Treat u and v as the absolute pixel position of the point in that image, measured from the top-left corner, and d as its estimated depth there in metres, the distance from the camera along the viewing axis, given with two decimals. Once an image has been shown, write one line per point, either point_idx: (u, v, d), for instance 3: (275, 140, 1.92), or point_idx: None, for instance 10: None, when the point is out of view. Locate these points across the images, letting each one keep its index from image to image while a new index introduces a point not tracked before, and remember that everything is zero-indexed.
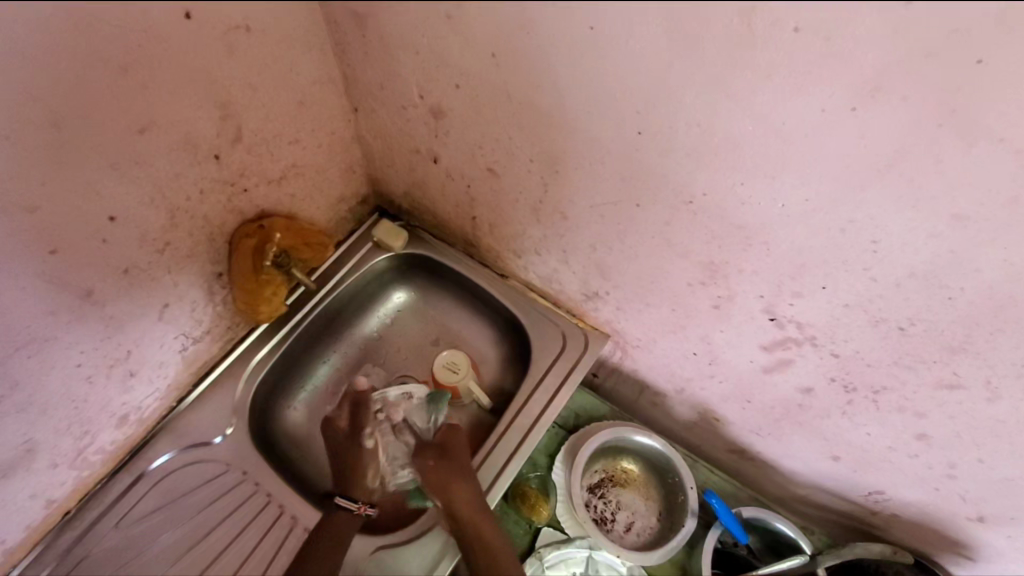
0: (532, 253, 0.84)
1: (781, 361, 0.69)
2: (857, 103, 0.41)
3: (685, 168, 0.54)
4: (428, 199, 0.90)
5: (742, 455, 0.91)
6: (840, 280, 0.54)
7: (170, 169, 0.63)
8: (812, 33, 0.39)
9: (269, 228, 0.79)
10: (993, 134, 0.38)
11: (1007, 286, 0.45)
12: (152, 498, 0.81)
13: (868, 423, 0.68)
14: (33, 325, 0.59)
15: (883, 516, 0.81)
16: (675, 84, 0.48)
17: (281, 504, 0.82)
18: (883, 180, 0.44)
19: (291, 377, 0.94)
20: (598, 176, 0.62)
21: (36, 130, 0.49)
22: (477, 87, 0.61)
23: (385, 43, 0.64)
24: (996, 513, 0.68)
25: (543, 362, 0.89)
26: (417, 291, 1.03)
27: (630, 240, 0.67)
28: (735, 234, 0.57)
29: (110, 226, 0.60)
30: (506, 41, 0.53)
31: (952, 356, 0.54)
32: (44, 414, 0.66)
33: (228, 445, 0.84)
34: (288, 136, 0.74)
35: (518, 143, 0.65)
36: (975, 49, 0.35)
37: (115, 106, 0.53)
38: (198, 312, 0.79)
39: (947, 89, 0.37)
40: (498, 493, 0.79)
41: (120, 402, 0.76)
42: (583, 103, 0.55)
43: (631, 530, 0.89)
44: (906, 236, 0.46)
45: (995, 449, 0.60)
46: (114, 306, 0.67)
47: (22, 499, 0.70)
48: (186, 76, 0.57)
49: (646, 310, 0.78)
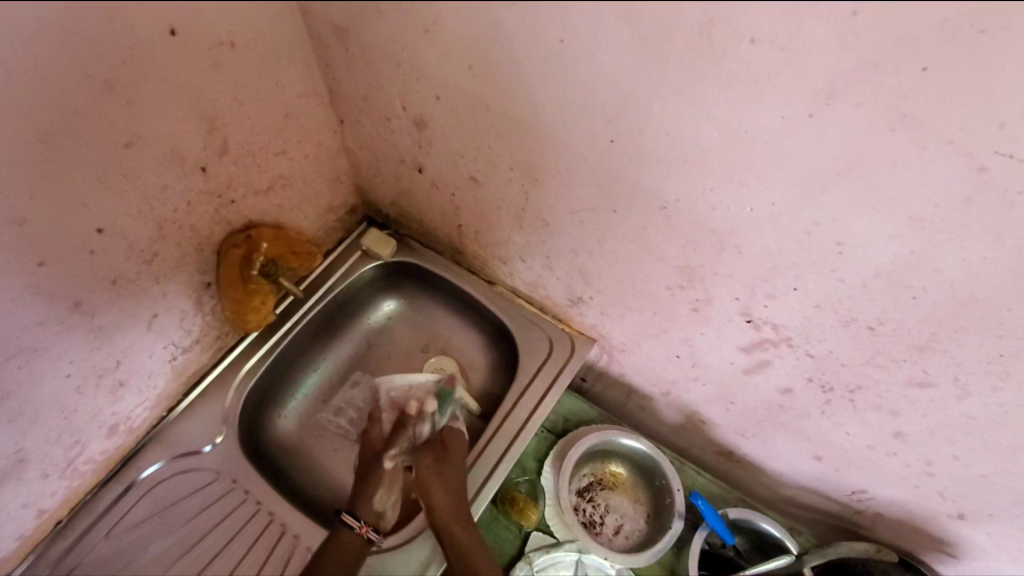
0: (518, 259, 0.85)
1: (759, 362, 0.70)
2: (813, 110, 0.43)
3: (657, 175, 0.56)
4: (415, 208, 0.91)
5: (729, 456, 0.92)
6: (810, 282, 0.55)
7: (157, 181, 0.64)
8: (767, 44, 0.41)
9: (256, 238, 0.81)
10: (942, 138, 0.40)
11: (966, 285, 0.46)
12: (142, 507, 0.81)
13: (847, 422, 0.69)
14: (23, 336, 0.60)
15: (867, 515, 0.82)
16: (643, 93, 0.49)
17: (270, 511, 0.82)
18: (844, 183, 0.46)
19: (282, 385, 0.95)
20: (576, 183, 0.64)
21: (24, 145, 0.50)
22: (456, 98, 0.63)
23: (366, 57, 0.65)
24: (975, 509, 0.68)
25: (530, 367, 0.90)
26: (407, 299, 1.04)
27: (610, 245, 0.69)
28: (708, 238, 0.58)
29: (98, 238, 0.62)
30: (481, 53, 0.55)
31: (920, 354, 0.55)
32: (34, 424, 0.66)
33: (218, 453, 0.84)
34: (274, 147, 0.75)
35: (497, 151, 0.67)
36: (920, 58, 0.37)
37: (101, 121, 0.54)
38: (187, 321, 0.80)
39: (897, 95, 0.39)
40: (484, 499, 0.80)
41: (110, 412, 0.76)
42: (559, 113, 0.56)
43: (620, 533, 0.90)
44: (869, 237, 0.48)
45: (968, 446, 0.61)
46: (103, 316, 0.68)
47: (14, 508, 0.70)
48: (172, 91, 0.58)
49: (628, 314, 0.79)
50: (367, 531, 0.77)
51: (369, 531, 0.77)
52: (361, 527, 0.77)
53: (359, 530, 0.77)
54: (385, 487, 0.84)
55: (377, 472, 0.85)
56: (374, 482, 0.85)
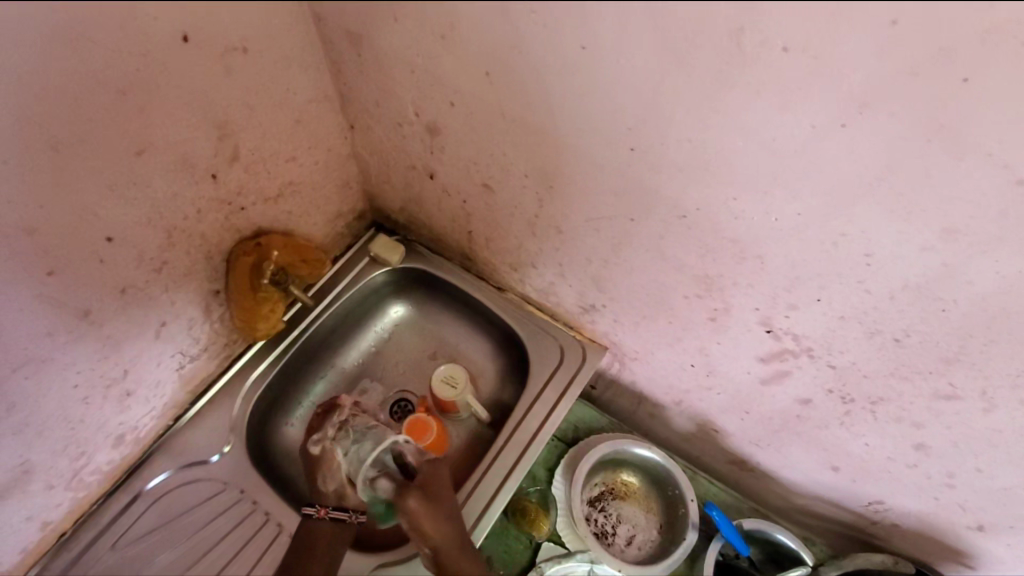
0: (529, 266, 0.84)
1: (777, 372, 0.69)
2: (846, 119, 0.42)
3: (678, 184, 0.55)
4: (424, 214, 0.90)
5: (742, 466, 0.91)
6: (834, 293, 0.54)
7: (167, 189, 0.63)
8: (801, 52, 0.40)
9: (266, 245, 0.80)
10: (981, 149, 0.39)
11: (999, 297, 0.45)
12: (149, 517, 0.80)
13: (867, 433, 0.68)
14: (30, 347, 0.58)
15: (884, 526, 0.81)
16: (668, 101, 0.48)
17: (279, 522, 0.81)
18: (875, 194, 0.45)
19: (289, 393, 0.94)
20: (593, 191, 0.63)
21: (34, 154, 0.49)
22: (472, 105, 0.62)
23: (380, 63, 0.64)
24: (996, 521, 0.67)
25: (541, 375, 0.89)
26: (415, 305, 1.03)
27: (626, 253, 0.68)
28: (729, 247, 0.58)
29: (108, 247, 0.61)
30: (500, 59, 0.54)
31: (947, 366, 0.54)
32: (40, 436, 0.65)
33: (226, 463, 0.83)
34: (284, 154, 0.74)
35: (513, 159, 0.66)
36: (961, 68, 0.36)
37: (113, 128, 0.53)
38: (195, 329, 0.79)
39: (935, 105, 0.38)
40: (496, 511, 0.79)
41: (117, 422, 0.75)
42: (578, 121, 0.55)
43: (632, 543, 0.89)
44: (898, 249, 0.47)
45: (992, 459, 0.60)
46: (111, 326, 0.66)
47: (18, 522, 0.69)
48: (184, 97, 0.57)
49: (643, 323, 0.78)
50: (328, 514, 0.79)
51: (329, 513, 0.79)
52: (319, 511, 0.79)
53: (317, 514, 0.79)
54: (324, 470, 0.84)
55: (317, 459, 0.85)
56: (319, 467, 0.85)
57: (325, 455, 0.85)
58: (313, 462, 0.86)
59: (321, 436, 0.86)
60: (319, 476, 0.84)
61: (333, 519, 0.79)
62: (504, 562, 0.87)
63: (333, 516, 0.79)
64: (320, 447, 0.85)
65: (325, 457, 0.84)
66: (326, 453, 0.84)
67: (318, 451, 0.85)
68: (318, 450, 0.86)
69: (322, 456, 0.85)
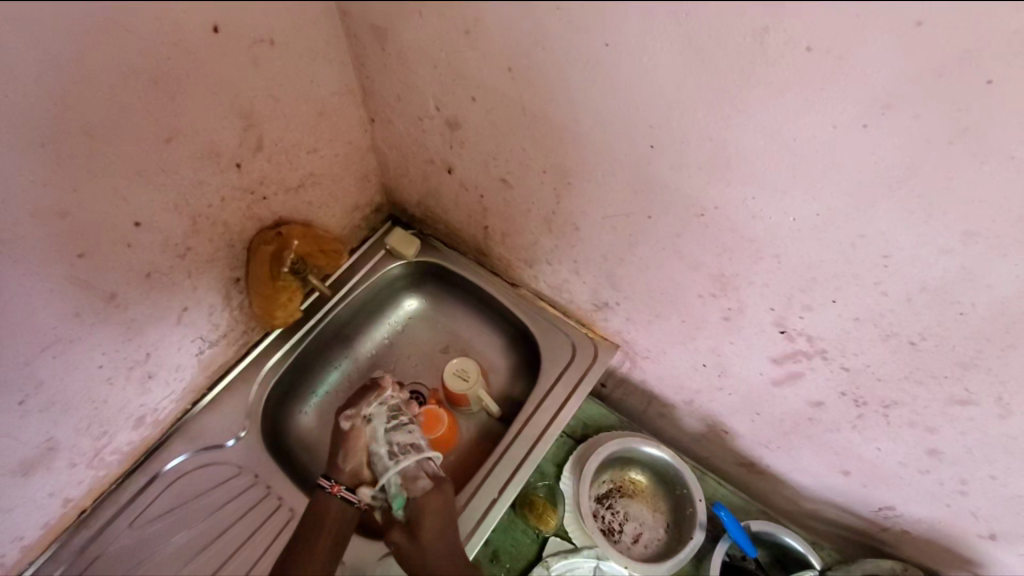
0: (544, 262, 0.85)
1: (790, 374, 0.69)
2: (868, 120, 0.42)
3: (696, 182, 0.55)
4: (441, 209, 0.91)
5: (751, 468, 0.91)
6: (849, 295, 0.54)
7: (193, 177, 0.64)
8: (824, 52, 0.40)
9: (286, 235, 0.81)
10: (1003, 152, 0.39)
11: (1018, 302, 0.45)
12: (165, 499, 0.82)
13: (880, 438, 0.68)
14: (57, 327, 0.60)
15: (893, 532, 0.80)
16: (688, 100, 0.49)
17: (291, 507, 0.82)
18: (893, 195, 0.45)
19: (304, 381, 0.95)
20: (610, 188, 0.63)
21: (69, 139, 0.51)
22: (494, 100, 0.63)
23: (403, 58, 0.65)
24: (1008, 531, 0.66)
25: (553, 370, 0.90)
26: (428, 299, 1.04)
27: (641, 251, 0.68)
28: (745, 246, 0.58)
29: (135, 231, 0.62)
30: (522, 56, 0.55)
31: (964, 371, 0.54)
32: (65, 413, 0.67)
33: (241, 448, 0.85)
34: (307, 146, 0.76)
35: (532, 154, 0.66)
36: (986, 71, 0.36)
37: (145, 115, 0.55)
38: (215, 316, 0.81)
39: (956, 107, 0.38)
40: (506, 502, 0.79)
41: (137, 404, 0.77)
42: (599, 120, 0.56)
43: (639, 542, 0.90)
44: (917, 251, 0.47)
45: (1007, 466, 0.59)
46: (136, 309, 0.68)
47: (41, 497, 0.71)
48: (212, 86, 0.59)
49: (656, 322, 0.78)
50: (339, 493, 0.77)
51: (340, 492, 0.77)
52: (331, 487, 0.78)
53: (328, 490, 0.77)
54: (351, 448, 0.81)
55: (344, 435, 0.83)
56: (343, 443, 0.83)
57: (352, 433, 0.82)
58: (340, 435, 0.83)
59: (354, 413, 0.84)
60: (341, 453, 0.82)
61: (342, 499, 0.77)
62: (511, 555, 0.88)
63: (343, 496, 0.77)
64: (351, 424, 0.82)
65: (353, 435, 0.82)
66: (355, 433, 0.82)
67: (346, 426, 0.83)
68: (348, 426, 0.83)
69: (350, 432, 0.82)
